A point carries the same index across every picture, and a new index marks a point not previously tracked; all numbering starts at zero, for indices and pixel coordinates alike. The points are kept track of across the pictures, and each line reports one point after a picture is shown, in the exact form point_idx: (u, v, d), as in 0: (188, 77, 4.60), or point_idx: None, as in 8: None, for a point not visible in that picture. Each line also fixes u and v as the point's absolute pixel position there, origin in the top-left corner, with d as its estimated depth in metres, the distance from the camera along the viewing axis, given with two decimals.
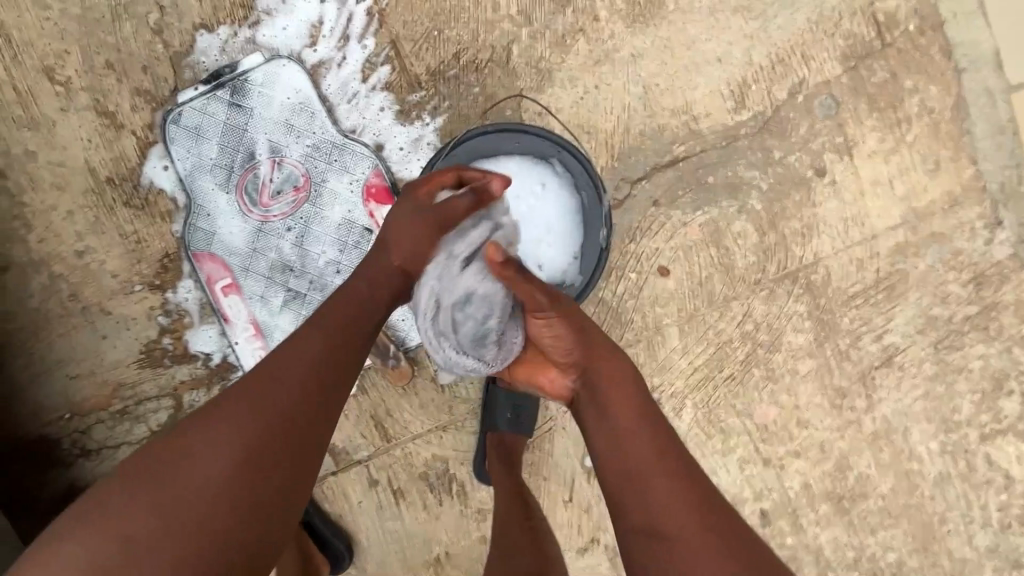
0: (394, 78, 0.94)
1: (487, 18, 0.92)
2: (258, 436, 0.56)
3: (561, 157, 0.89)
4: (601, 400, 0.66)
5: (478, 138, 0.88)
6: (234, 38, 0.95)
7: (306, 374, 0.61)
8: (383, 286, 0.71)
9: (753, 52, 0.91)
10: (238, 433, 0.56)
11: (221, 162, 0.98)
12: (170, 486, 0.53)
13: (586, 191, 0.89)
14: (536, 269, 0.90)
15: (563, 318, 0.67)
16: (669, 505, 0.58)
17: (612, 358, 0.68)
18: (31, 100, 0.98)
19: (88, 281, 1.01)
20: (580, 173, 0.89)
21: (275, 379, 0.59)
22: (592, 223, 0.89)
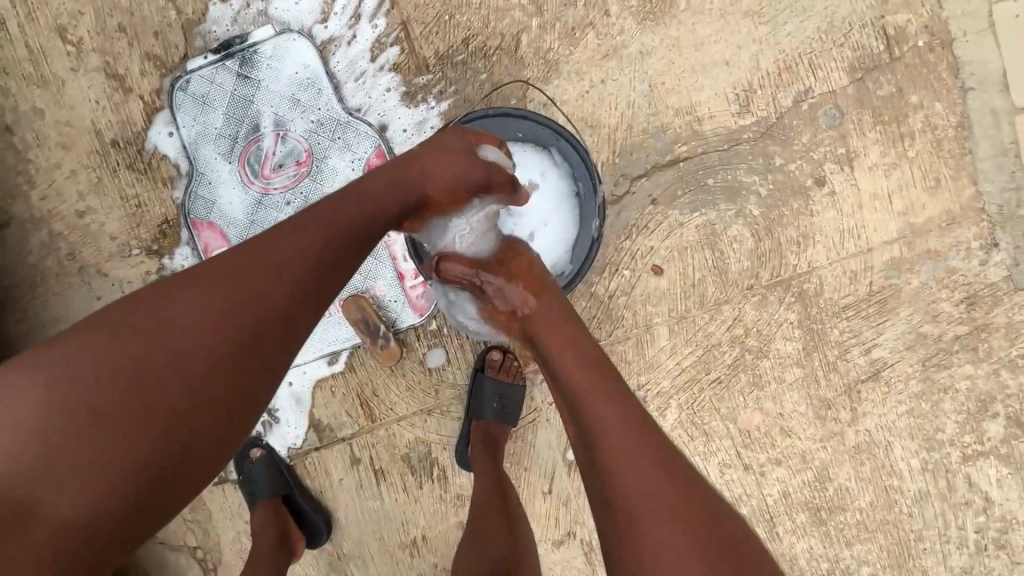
0: (401, 60, 0.94)
1: (499, 6, 0.92)
2: (212, 337, 0.54)
3: (559, 146, 0.90)
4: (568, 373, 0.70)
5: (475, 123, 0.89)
6: (247, 9, 0.96)
7: (279, 276, 0.59)
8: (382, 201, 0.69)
9: (761, 57, 0.91)
10: (194, 331, 0.53)
11: (226, 132, 0.98)
12: (114, 371, 0.51)
13: (582, 182, 0.90)
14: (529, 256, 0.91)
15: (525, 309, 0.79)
16: (635, 493, 0.59)
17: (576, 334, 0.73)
18: (42, 59, 0.99)
19: (86, 242, 1.02)
20: (578, 163, 0.90)
21: (242, 274, 0.57)
22: (587, 213, 0.91)
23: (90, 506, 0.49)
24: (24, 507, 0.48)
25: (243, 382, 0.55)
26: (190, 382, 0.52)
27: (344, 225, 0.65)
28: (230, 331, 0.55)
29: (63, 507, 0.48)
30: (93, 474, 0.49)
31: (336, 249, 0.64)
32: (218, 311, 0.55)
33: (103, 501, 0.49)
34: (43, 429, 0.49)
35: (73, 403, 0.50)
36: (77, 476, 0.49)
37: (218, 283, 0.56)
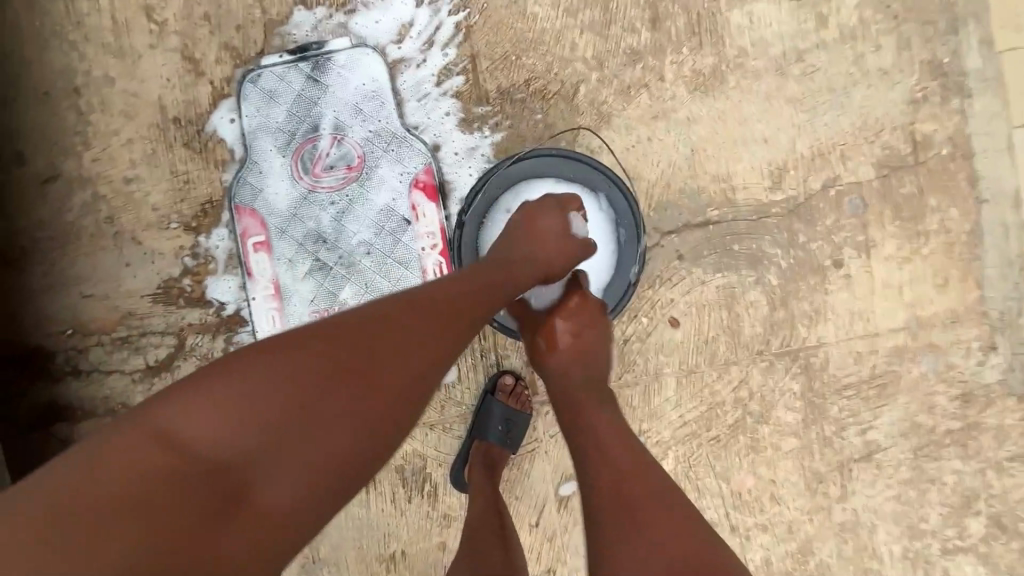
0: (465, 89, 0.99)
1: (564, 55, 0.98)
2: (380, 368, 0.56)
3: (609, 193, 0.95)
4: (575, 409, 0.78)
5: (537, 159, 0.95)
6: (328, 20, 1.00)
7: (439, 321, 0.61)
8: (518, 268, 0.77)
9: (798, 140, 0.97)
10: (366, 358, 0.56)
11: (286, 127, 1.02)
12: (291, 384, 0.53)
13: (625, 230, 0.95)
14: None
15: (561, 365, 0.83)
16: (624, 499, 0.65)
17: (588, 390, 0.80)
18: (123, 31, 1.04)
19: (128, 208, 1.06)
20: (624, 211, 0.95)
21: (409, 311, 0.60)
22: (625, 260, 0.96)
23: (272, 504, 0.52)
24: (230, 492, 0.51)
25: (393, 415, 0.56)
26: (353, 408, 0.54)
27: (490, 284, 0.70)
28: (397, 363, 0.57)
29: (233, 512, 0.51)
30: (262, 483, 0.52)
31: (482, 302, 0.68)
32: (415, 344, 0.58)
33: (268, 511, 0.52)
34: (223, 430, 0.52)
35: (254, 413, 0.52)
36: (276, 470, 0.52)
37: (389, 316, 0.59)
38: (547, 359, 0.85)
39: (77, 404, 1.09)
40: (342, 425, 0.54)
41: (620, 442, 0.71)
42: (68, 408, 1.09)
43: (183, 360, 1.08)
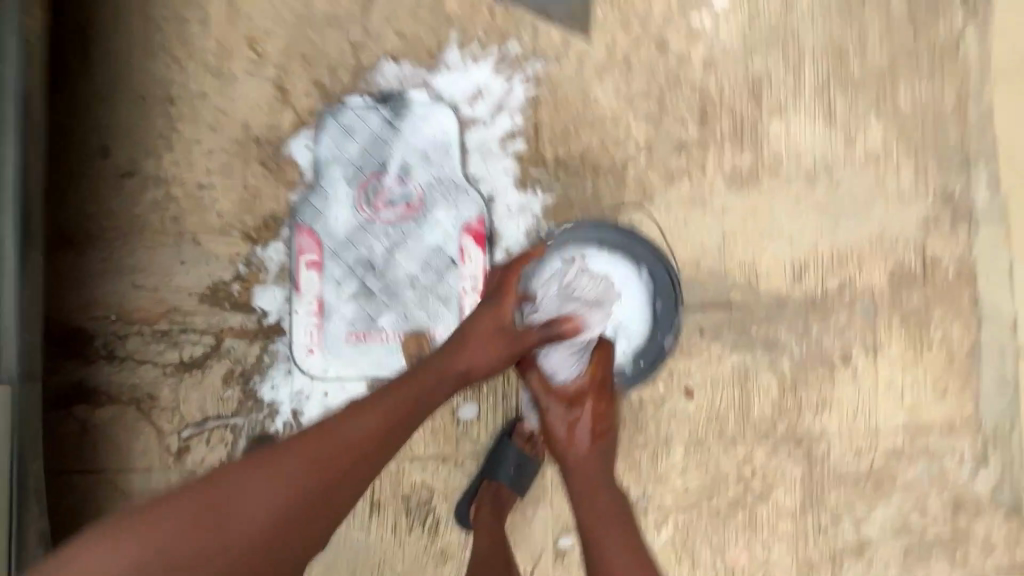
0: (524, 152, 1.09)
1: (619, 135, 1.08)
2: (282, 500, 0.68)
3: (653, 269, 1.04)
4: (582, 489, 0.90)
5: (579, 230, 1.05)
6: (413, 73, 1.11)
7: (345, 452, 0.73)
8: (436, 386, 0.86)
9: (820, 241, 1.07)
10: (271, 494, 0.68)
11: (356, 161, 1.11)
12: (201, 521, 0.65)
13: (663, 303, 1.04)
14: None
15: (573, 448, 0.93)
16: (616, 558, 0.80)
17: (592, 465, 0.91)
18: (225, 55, 1.14)
19: (195, 211, 1.14)
20: (664, 286, 1.04)
21: (314, 445, 0.72)
22: (659, 330, 1.04)
23: None
24: None
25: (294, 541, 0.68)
26: (254, 539, 0.66)
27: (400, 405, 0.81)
28: (300, 494, 0.69)
29: None
30: None
31: (395, 427, 0.79)
32: (316, 477, 0.70)
33: None
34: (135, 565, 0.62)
35: (165, 549, 0.63)
36: None
37: (297, 450, 0.71)
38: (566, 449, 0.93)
39: (104, 388, 1.13)
40: (245, 552, 0.65)
41: (609, 508, 0.86)
42: (95, 391, 1.13)
43: (216, 361, 1.12)
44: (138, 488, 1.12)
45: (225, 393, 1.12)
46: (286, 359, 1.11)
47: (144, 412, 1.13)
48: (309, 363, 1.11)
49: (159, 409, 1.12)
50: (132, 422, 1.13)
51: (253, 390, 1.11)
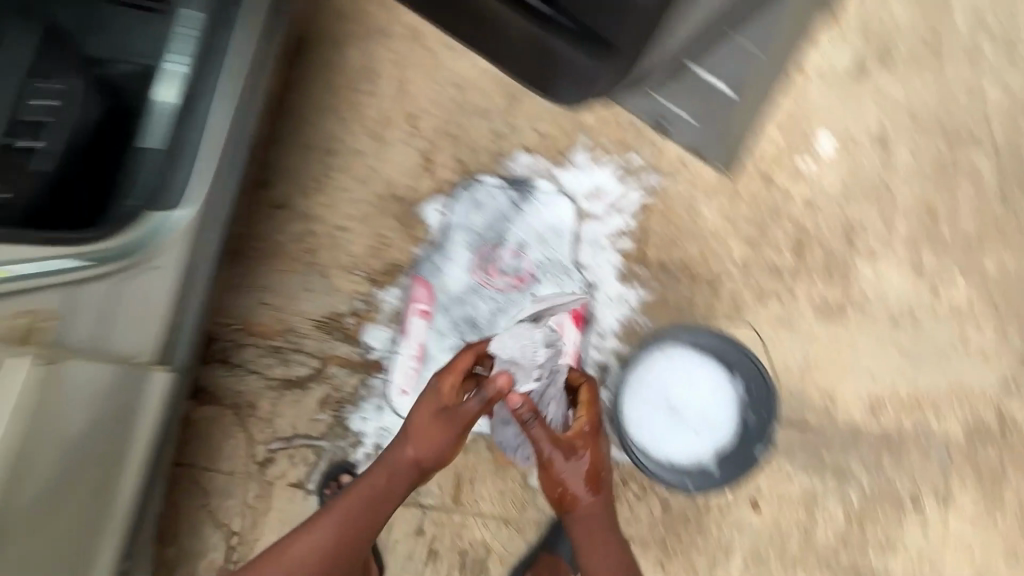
0: (630, 250, 1.22)
1: (718, 251, 1.20)
2: None
3: (755, 384, 1.07)
4: (581, 528, 0.93)
5: (694, 335, 1.08)
6: (544, 166, 1.27)
7: (325, 552, 0.87)
8: (400, 476, 0.91)
9: (899, 382, 1.12)
10: None
11: (480, 231, 1.26)
12: None
13: (758, 419, 1.07)
14: (691, 453, 1.06)
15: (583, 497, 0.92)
16: None
17: (594, 508, 0.92)
18: (386, 124, 1.34)
19: (329, 248, 1.29)
20: (762, 403, 1.07)
21: (297, 551, 0.87)
22: (750, 444, 1.07)
23: None
24: None
25: None
26: None
27: (370, 500, 0.90)
28: None
29: None
30: None
31: (369, 518, 0.90)
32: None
33: None
34: None
35: None
36: None
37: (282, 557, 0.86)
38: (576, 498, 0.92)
39: (211, 389, 1.23)
40: None
41: (608, 548, 0.93)
42: (202, 390, 1.23)
43: (317, 384, 1.22)
44: (218, 490, 1.20)
45: (317, 416, 1.21)
46: (381, 395, 1.20)
47: (240, 418, 1.22)
48: (400, 403, 1.19)
49: (256, 418, 1.22)
50: (227, 425, 1.22)
51: (343, 418, 1.20)
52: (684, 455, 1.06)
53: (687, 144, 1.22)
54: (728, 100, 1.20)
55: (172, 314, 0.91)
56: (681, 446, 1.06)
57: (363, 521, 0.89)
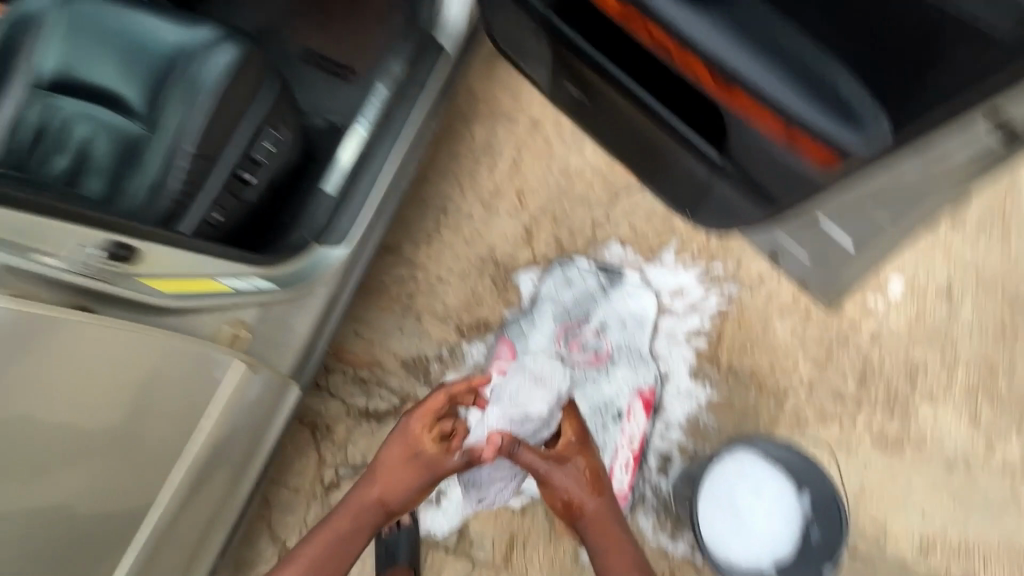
0: (704, 350, 1.31)
1: (787, 368, 1.28)
2: None
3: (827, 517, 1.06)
4: (591, 526, 1.05)
5: (776, 450, 1.10)
6: (634, 259, 1.40)
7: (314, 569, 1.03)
8: (366, 511, 1.07)
9: (949, 526, 1.18)
10: None
11: (567, 306, 1.37)
12: None
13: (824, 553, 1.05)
14: (746, 561, 1.06)
15: (584, 499, 1.06)
16: None
17: (597, 509, 1.06)
18: (496, 196, 1.48)
19: (426, 295, 1.41)
20: (833, 539, 1.05)
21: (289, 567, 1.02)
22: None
23: None
24: None
25: None
26: None
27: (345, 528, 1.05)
28: None
29: None
30: None
31: (344, 545, 1.05)
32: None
33: None
34: None
35: None
36: None
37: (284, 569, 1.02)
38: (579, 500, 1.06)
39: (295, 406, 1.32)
40: None
41: (617, 541, 1.05)
42: None
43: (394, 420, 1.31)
44: (285, 504, 1.27)
45: None
46: None
47: (317, 438, 1.30)
48: None
49: (331, 441, 1.30)
50: (303, 443, 1.30)
51: None
52: (739, 563, 1.06)
53: (790, 278, 1.35)
54: (847, 253, 1.11)
55: (307, 342, 1.06)
56: (738, 553, 1.07)
57: (341, 545, 1.05)
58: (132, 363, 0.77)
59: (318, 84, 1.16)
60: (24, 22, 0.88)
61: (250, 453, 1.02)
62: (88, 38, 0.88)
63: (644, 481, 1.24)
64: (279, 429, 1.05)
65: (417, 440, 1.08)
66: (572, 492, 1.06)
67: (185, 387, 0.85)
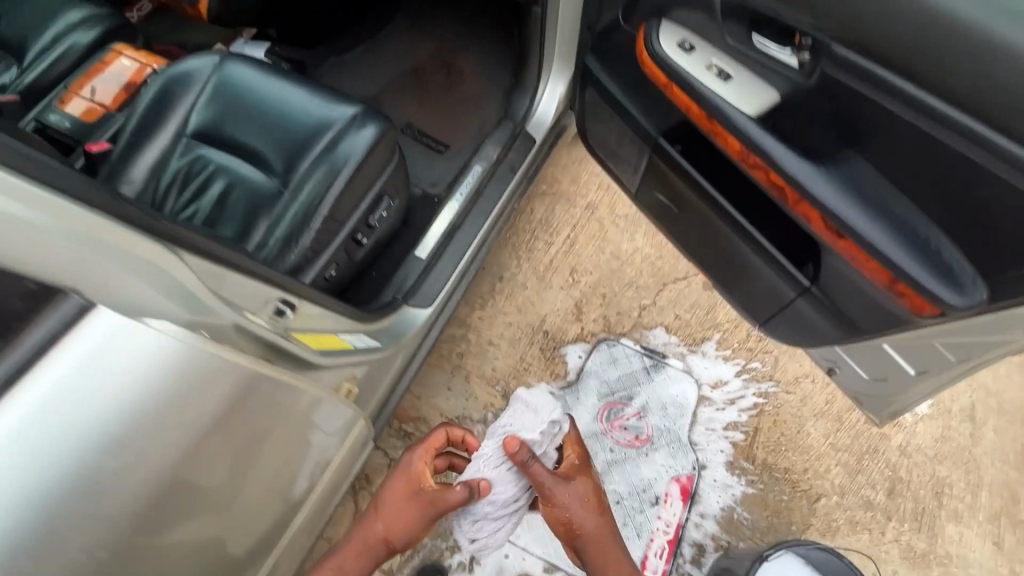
0: (740, 443, 1.36)
1: (820, 471, 1.33)
2: None
3: None
4: (594, 552, 0.89)
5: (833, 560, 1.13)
6: (677, 345, 1.47)
7: None
8: (366, 549, 0.94)
9: None
10: None
11: (611, 384, 1.43)
12: None
13: None
14: None
15: (586, 521, 0.89)
16: None
17: (601, 533, 0.90)
18: (551, 270, 1.57)
19: (476, 357, 1.47)
20: None
21: None
22: None
23: None
24: None
25: None
26: None
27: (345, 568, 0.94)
28: None
29: None
30: None
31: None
32: None
33: None
34: None
35: None
36: None
37: None
38: (580, 522, 0.89)
39: None
40: None
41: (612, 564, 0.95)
42: None
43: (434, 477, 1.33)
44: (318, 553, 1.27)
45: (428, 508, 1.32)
46: None
47: (357, 487, 1.33)
48: None
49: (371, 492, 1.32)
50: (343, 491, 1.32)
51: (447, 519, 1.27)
52: None
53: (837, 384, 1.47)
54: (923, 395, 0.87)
55: (387, 395, 1.09)
56: None
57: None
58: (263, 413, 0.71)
59: (419, 156, 1.29)
60: (187, 79, 0.99)
61: (320, 509, 0.99)
62: (241, 98, 0.98)
63: (676, 570, 1.27)
64: (340, 488, 1.03)
65: (418, 474, 0.94)
66: (574, 515, 0.89)
67: (294, 431, 0.80)
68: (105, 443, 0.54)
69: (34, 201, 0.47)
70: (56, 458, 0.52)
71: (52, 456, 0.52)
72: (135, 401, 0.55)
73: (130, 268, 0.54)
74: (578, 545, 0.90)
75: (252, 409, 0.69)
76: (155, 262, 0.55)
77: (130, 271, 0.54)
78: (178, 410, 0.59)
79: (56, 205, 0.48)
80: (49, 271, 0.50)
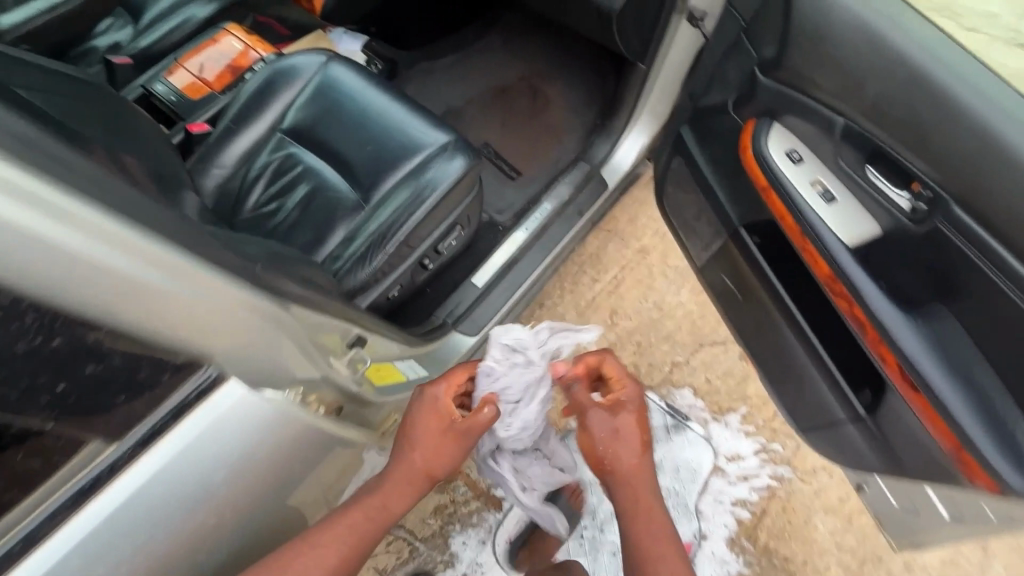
0: (744, 522, 1.36)
1: (820, 568, 1.33)
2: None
3: None
4: (609, 468, 0.82)
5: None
6: (701, 410, 1.47)
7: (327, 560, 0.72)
8: (407, 489, 0.79)
9: None
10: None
11: None
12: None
13: None
14: None
15: (613, 438, 0.81)
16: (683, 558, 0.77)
17: (636, 461, 0.81)
18: (592, 307, 1.57)
19: None
20: None
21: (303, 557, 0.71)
22: None
23: None
24: None
25: None
26: None
27: (373, 517, 0.77)
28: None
29: None
30: None
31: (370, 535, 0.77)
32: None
33: None
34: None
35: None
36: None
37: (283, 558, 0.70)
38: (605, 440, 0.81)
39: None
40: None
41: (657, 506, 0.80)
42: None
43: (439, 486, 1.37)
44: None
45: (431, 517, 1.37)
46: (490, 532, 1.31)
47: None
48: (501, 549, 1.29)
49: None
50: None
51: (448, 533, 1.31)
52: None
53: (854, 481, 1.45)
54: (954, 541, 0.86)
55: None
56: None
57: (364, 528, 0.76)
58: (320, 451, 0.76)
59: (490, 179, 1.30)
60: (291, 73, 1.01)
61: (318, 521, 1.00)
62: (338, 104, 1.00)
63: None
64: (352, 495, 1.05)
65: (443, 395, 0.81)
66: (596, 432, 0.82)
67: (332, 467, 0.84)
68: (199, 488, 0.58)
69: (149, 258, 0.45)
70: (159, 503, 0.55)
71: (157, 502, 0.54)
72: (238, 451, 0.59)
73: (235, 321, 0.54)
74: (608, 470, 0.81)
75: (308, 450, 0.72)
76: (259, 314, 0.56)
77: (231, 325, 0.54)
78: (264, 453, 0.64)
79: (161, 257, 0.46)
80: (163, 327, 0.49)
